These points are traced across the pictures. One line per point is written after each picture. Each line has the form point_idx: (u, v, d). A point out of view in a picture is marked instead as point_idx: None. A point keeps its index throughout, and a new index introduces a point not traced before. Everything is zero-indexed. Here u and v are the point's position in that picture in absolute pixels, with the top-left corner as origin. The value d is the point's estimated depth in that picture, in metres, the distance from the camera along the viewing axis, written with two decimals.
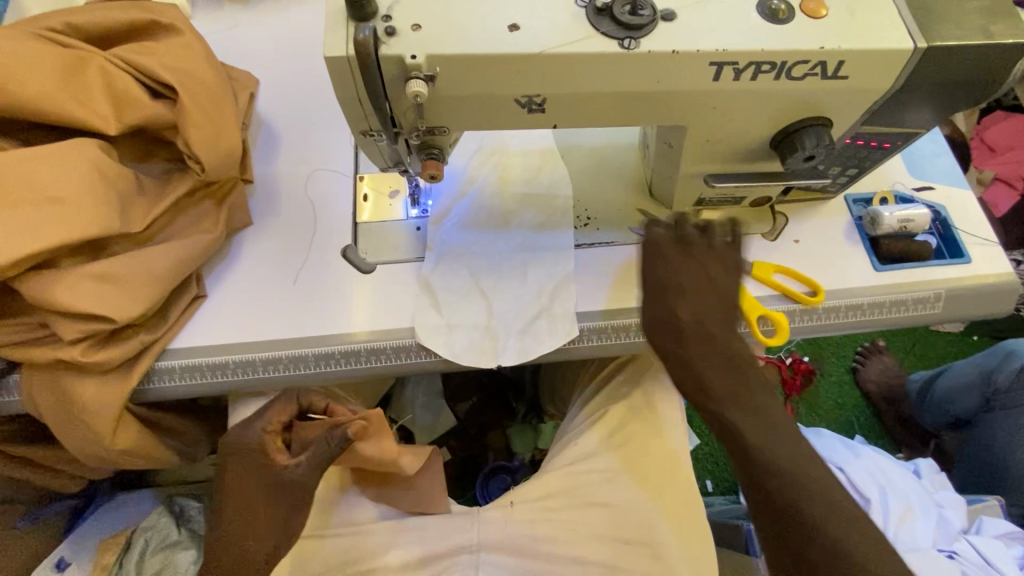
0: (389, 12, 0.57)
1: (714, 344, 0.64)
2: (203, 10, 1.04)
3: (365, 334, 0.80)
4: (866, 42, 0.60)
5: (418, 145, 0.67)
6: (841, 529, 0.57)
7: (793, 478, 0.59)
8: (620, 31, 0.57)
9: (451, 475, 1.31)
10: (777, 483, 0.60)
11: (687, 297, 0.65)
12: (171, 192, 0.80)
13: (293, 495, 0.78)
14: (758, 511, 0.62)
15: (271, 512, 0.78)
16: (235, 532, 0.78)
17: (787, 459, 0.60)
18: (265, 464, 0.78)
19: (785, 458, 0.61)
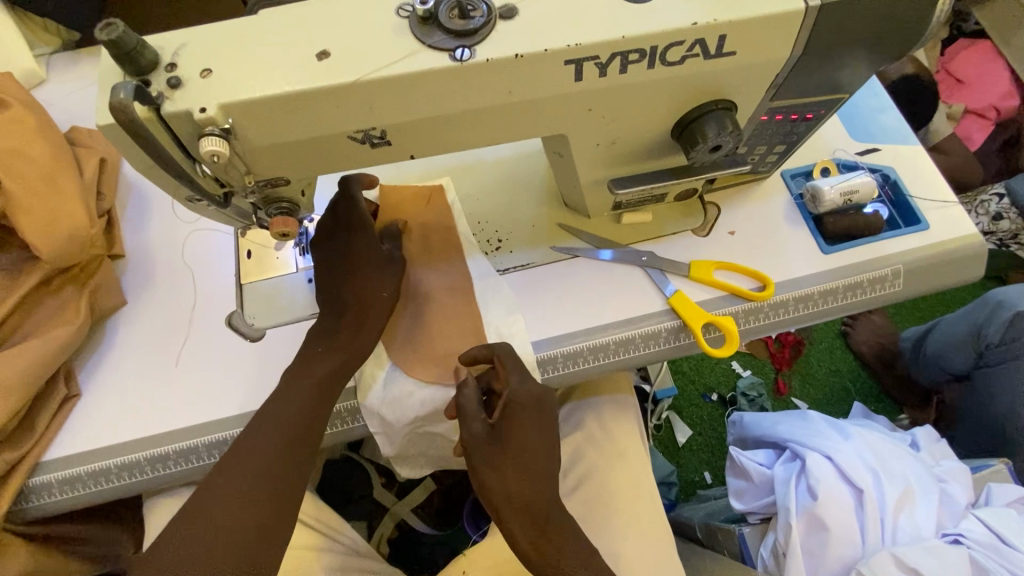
0: (173, 59, 0.48)
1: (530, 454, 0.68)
2: (62, 70, 0.95)
3: None
4: (747, 9, 0.50)
5: (262, 200, 0.58)
6: None
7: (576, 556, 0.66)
8: (452, 40, 0.48)
9: (440, 505, 1.36)
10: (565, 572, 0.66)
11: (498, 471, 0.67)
12: (19, 287, 0.71)
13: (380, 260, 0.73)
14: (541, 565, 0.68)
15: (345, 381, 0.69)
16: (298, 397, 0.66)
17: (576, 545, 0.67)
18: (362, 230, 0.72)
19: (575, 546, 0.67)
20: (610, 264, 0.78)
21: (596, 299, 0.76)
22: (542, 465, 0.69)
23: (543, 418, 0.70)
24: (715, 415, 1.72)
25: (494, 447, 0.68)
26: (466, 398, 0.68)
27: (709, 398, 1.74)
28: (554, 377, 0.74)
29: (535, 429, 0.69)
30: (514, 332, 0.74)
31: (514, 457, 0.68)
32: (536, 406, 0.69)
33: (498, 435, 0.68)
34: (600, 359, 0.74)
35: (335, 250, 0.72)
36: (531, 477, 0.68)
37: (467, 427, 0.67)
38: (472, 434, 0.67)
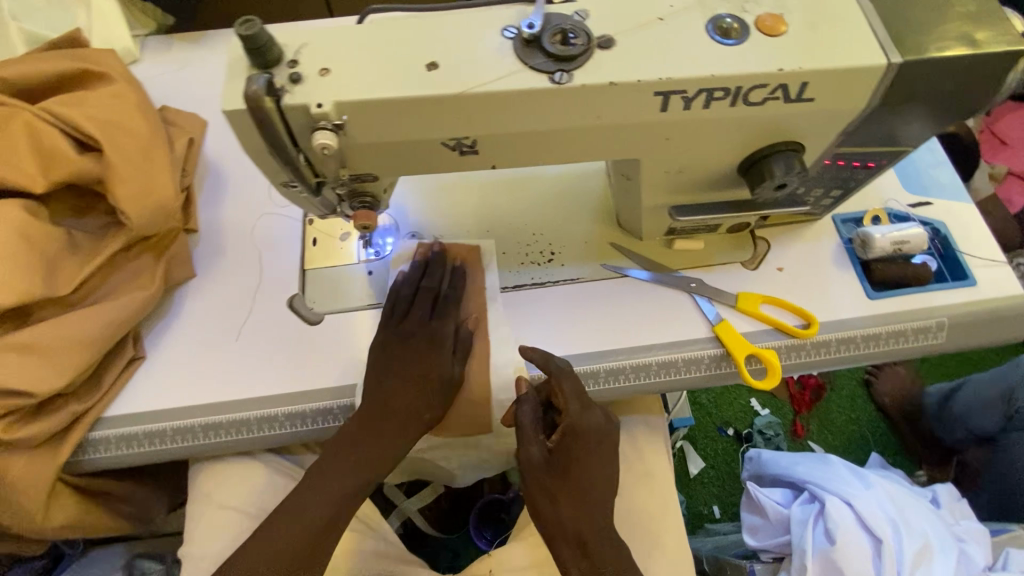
0: (295, 57, 0.52)
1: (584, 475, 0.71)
2: (154, 52, 1.01)
3: (316, 392, 0.75)
4: (830, 60, 0.53)
5: (348, 194, 0.62)
6: None
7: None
8: (551, 63, 0.52)
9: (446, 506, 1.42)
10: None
11: (552, 489, 0.69)
12: (103, 250, 0.75)
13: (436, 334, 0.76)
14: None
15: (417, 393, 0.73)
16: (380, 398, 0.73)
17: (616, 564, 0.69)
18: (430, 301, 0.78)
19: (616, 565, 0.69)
20: (657, 285, 0.80)
21: (643, 319, 0.78)
22: (596, 488, 0.71)
23: (598, 449, 0.73)
24: (729, 451, 1.71)
25: (552, 470, 0.69)
26: (525, 419, 0.69)
27: (725, 432, 1.73)
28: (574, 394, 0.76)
29: (591, 453, 0.72)
30: (559, 343, 0.77)
31: (577, 486, 0.70)
32: (596, 436, 0.72)
33: (563, 461, 0.70)
34: (641, 379, 0.76)
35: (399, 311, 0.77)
36: (589, 508, 0.70)
37: (525, 450, 0.69)
38: (529, 455, 0.69)
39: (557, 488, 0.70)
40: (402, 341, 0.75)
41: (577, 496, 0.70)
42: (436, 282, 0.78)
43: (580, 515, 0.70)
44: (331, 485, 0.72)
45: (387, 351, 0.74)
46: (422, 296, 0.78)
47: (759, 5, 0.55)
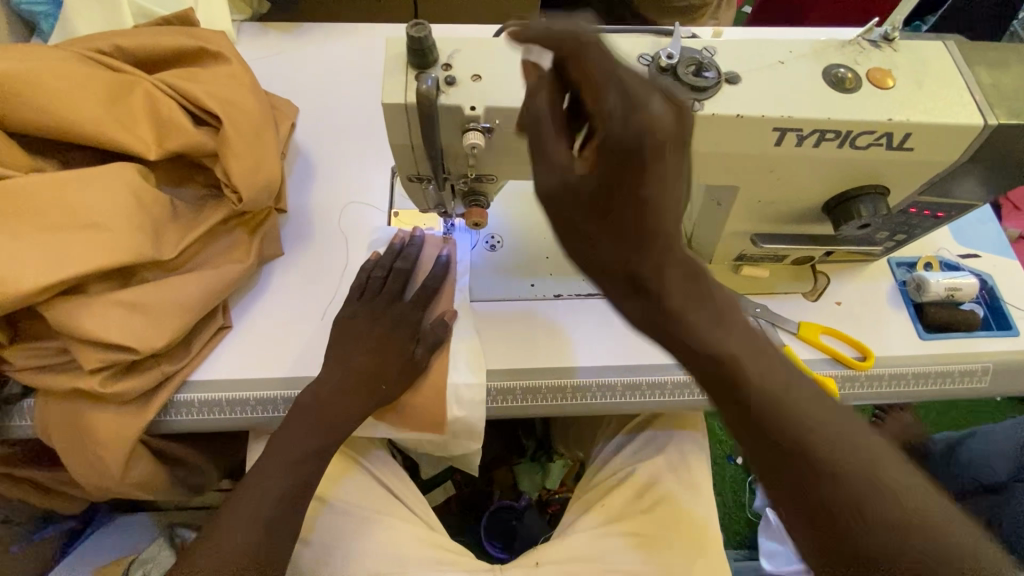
0: (448, 60, 0.56)
1: (656, 169, 0.43)
2: (249, 38, 1.05)
3: None
4: (935, 116, 0.58)
5: (464, 191, 0.66)
6: (838, 485, 0.44)
7: (782, 402, 0.45)
8: (684, 92, 0.56)
9: (455, 509, 1.48)
10: (794, 448, 0.44)
11: (602, 241, 0.46)
12: (205, 220, 0.78)
13: (396, 320, 0.78)
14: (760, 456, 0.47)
15: (388, 356, 0.75)
16: (350, 352, 0.75)
17: (779, 390, 0.45)
18: (393, 285, 0.80)
19: (785, 389, 0.45)
20: None
21: None
22: (675, 196, 0.44)
23: (673, 234, 0.45)
24: (737, 479, 1.74)
25: (599, 193, 0.45)
26: (545, 138, 0.48)
27: (733, 460, 1.77)
28: (622, 402, 0.79)
29: (660, 180, 0.43)
30: (628, 351, 0.81)
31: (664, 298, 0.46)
32: (660, 139, 0.42)
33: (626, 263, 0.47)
34: (704, 394, 0.79)
35: (376, 293, 0.80)
36: (650, 235, 0.44)
37: (540, 171, 0.47)
38: (546, 187, 0.47)
39: (631, 251, 0.46)
40: (366, 320, 0.78)
41: (679, 306, 0.46)
42: (408, 265, 0.82)
43: (662, 249, 0.45)
44: (298, 436, 0.72)
45: (353, 325, 0.77)
46: (394, 276, 0.81)
47: (869, 59, 0.60)
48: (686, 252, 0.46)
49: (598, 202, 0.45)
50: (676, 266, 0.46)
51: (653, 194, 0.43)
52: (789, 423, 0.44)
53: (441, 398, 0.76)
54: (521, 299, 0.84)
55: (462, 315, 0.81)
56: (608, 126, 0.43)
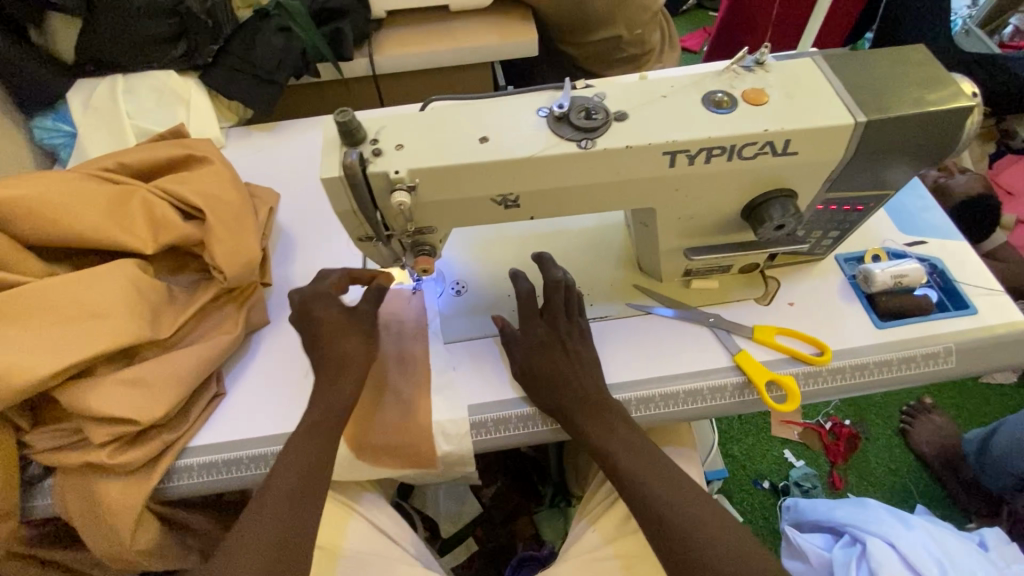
0: (375, 136, 0.66)
1: (575, 381, 0.80)
2: (236, 141, 1.20)
3: None
4: (809, 122, 0.65)
5: (410, 244, 0.74)
6: (681, 514, 0.71)
7: (644, 486, 0.74)
8: (579, 133, 0.65)
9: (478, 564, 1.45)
10: (658, 513, 0.72)
11: (587, 383, 0.80)
12: (197, 300, 0.88)
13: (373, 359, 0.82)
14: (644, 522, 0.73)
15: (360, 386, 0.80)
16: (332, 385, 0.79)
17: (650, 473, 0.75)
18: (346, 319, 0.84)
19: (653, 472, 0.75)
20: (679, 321, 0.89)
21: (666, 352, 0.86)
22: (628, 431, 0.78)
23: (607, 411, 0.79)
24: (767, 504, 1.60)
25: (561, 348, 0.83)
26: (521, 288, 0.86)
27: (760, 484, 1.63)
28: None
29: (585, 358, 0.83)
30: None
31: (550, 381, 0.80)
32: (556, 307, 0.85)
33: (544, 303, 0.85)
34: (670, 406, 0.82)
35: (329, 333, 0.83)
36: (586, 407, 0.79)
37: (530, 327, 0.85)
38: (535, 335, 0.84)
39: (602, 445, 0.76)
40: None
41: (626, 459, 0.76)
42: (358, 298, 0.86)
43: (598, 416, 0.78)
44: (281, 508, 0.72)
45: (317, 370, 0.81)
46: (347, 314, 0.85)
47: (744, 83, 0.68)
48: (600, 401, 0.79)
49: (571, 356, 0.82)
50: (603, 434, 0.77)
51: (585, 353, 0.83)
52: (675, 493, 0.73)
53: (417, 432, 0.81)
54: (488, 335, 0.91)
55: (435, 356, 0.88)
56: (546, 345, 0.83)
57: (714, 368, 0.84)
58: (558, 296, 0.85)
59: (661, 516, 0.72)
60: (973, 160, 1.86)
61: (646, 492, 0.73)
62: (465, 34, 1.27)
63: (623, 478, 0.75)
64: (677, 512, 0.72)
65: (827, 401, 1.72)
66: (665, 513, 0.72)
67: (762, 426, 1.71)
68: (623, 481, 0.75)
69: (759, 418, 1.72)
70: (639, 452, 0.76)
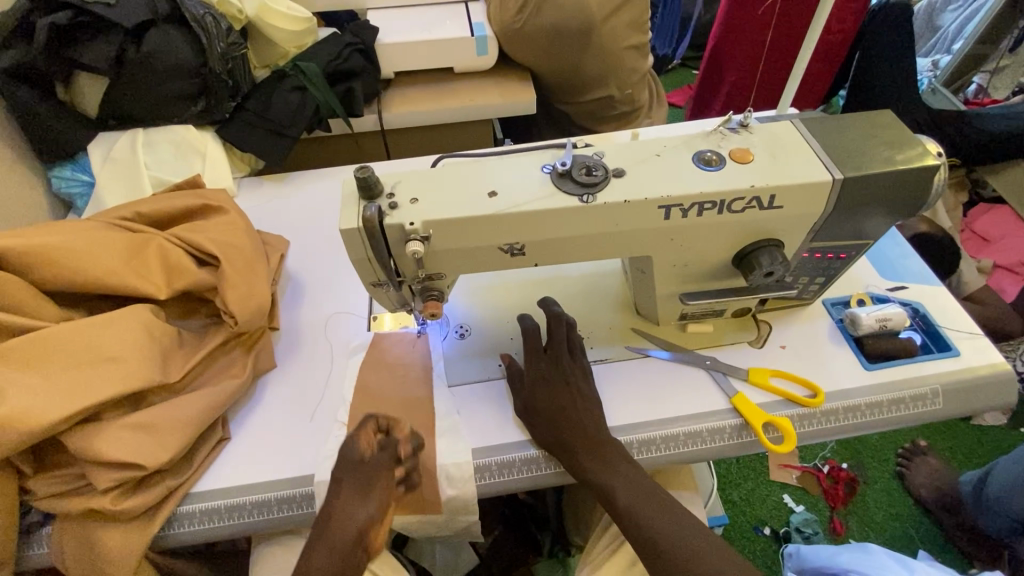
0: (391, 190, 0.70)
1: (574, 415, 0.82)
2: (247, 189, 1.24)
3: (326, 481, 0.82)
4: (791, 179, 0.70)
5: (420, 290, 0.77)
6: (680, 548, 0.72)
7: (643, 520, 0.75)
8: (580, 188, 0.70)
9: None
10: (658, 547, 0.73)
11: (586, 417, 0.82)
12: (206, 345, 0.90)
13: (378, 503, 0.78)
14: (643, 554, 0.74)
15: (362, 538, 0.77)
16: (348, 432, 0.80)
17: (650, 506, 0.76)
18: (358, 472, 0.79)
19: (653, 505, 0.76)
20: (677, 364, 0.92)
21: (664, 394, 0.88)
22: (627, 465, 0.79)
23: (606, 447, 0.80)
24: (769, 552, 1.57)
25: (563, 382, 0.85)
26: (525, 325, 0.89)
27: (761, 531, 1.61)
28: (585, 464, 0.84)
29: (584, 392, 0.85)
30: None
31: (551, 417, 0.82)
32: (558, 344, 0.88)
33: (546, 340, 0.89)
34: (671, 448, 0.84)
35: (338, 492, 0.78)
36: (585, 441, 0.80)
37: (532, 362, 0.88)
38: (536, 371, 0.87)
39: (601, 480, 0.77)
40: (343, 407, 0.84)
41: (626, 493, 0.76)
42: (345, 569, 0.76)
43: (596, 450, 0.80)
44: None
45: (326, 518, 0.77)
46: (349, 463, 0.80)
47: (730, 143, 0.74)
48: (598, 436, 0.81)
49: (571, 391, 0.85)
50: (603, 469, 0.78)
51: (586, 388, 0.86)
52: (676, 527, 0.74)
53: (422, 475, 0.82)
54: (491, 378, 0.93)
55: (439, 400, 0.89)
56: (546, 379, 0.86)
57: (710, 408, 0.86)
58: (560, 332, 0.88)
59: (662, 550, 0.73)
60: (948, 209, 1.96)
61: (646, 527, 0.74)
62: (468, 93, 1.35)
63: (622, 511, 0.76)
64: (680, 547, 0.72)
65: (823, 444, 1.73)
66: (665, 548, 0.73)
67: (760, 469, 1.70)
68: (622, 515, 0.76)
69: (757, 463, 1.72)
70: (638, 487, 0.77)
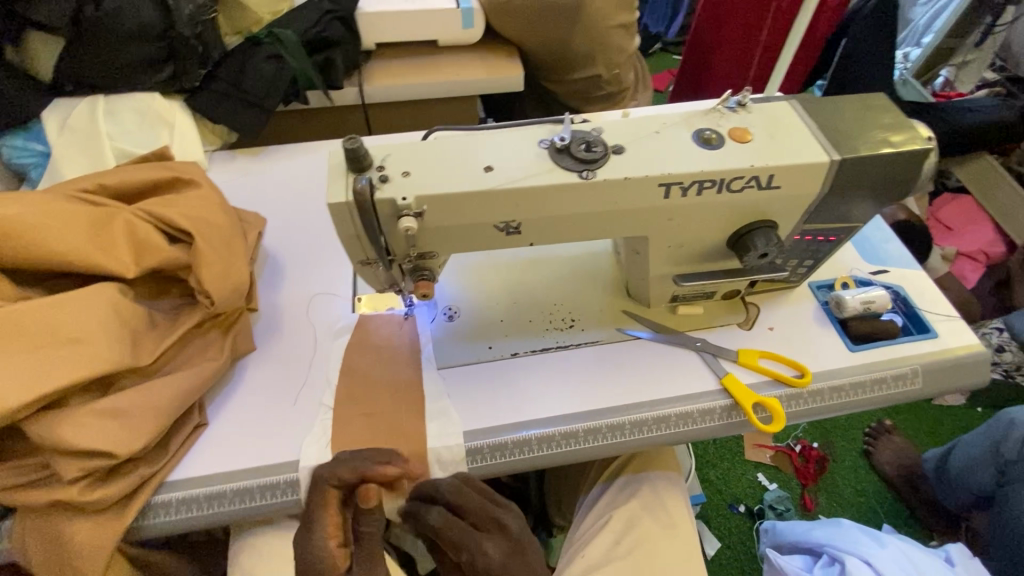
0: (382, 163, 0.67)
1: None
2: (219, 163, 1.18)
3: (311, 467, 0.79)
4: (790, 159, 0.70)
5: (411, 269, 0.74)
6: None
7: None
8: (579, 165, 0.68)
9: None
10: None
11: None
12: (179, 327, 0.85)
13: None
14: None
15: None
16: None
17: None
18: None
19: None
20: (668, 345, 0.92)
21: (654, 376, 0.88)
22: None
23: None
24: (744, 529, 1.62)
25: None
26: None
27: (736, 509, 1.65)
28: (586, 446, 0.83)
29: None
30: (574, 401, 0.86)
31: None
32: None
33: None
34: (663, 428, 0.84)
35: None
36: None
37: None
38: None
39: None
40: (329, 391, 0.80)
41: None
42: None
43: None
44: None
45: None
46: None
47: (729, 122, 0.73)
48: None
49: None
50: None
51: None
52: None
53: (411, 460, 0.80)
54: (481, 361, 0.91)
55: (428, 383, 0.87)
56: None
57: (700, 390, 0.87)
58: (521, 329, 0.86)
59: None
60: (917, 198, 2.02)
61: None
62: (453, 68, 1.31)
63: None
64: None
65: (796, 425, 1.78)
66: None
67: (736, 450, 1.75)
68: None
69: (733, 443, 1.76)
70: None
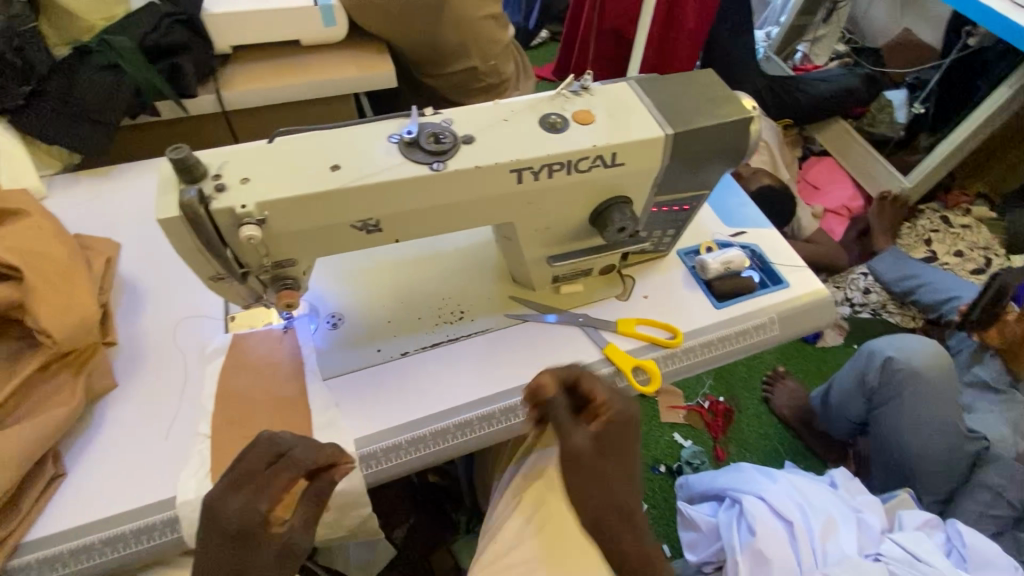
0: (218, 171, 0.63)
1: None
2: (61, 188, 1.07)
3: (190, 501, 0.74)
4: (628, 136, 0.75)
5: (271, 279, 0.72)
6: None
7: None
8: (429, 157, 0.68)
9: None
10: None
11: None
12: (19, 373, 0.77)
13: None
14: None
15: None
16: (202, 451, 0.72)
17: None
18: None
19: None
20: (553, 324, 0.95)
21: (541, 356, 0.91)
22: None
23: None
24: (665, 487, 1.72)
25: None
26: None
27: (657, 469, 1.75)
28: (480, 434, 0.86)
29: None
30: (465, 391, 0.87)
31: None
32: None
33: None
34: None
35: None
36: None
37: None
38: None
39: None
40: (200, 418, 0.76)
41: None
42: None
43: None
44: None
45: None
46: None
47: (573, 106, 0.76)
48: None
49: None
50: None
51: None
52: None
53: None
54: (369, 364, 0.89)
55: (314, 395, 0.85)
56: None
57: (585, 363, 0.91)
58: None
59: None
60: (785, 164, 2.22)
61: None
62: (320, 68, 1.26)
63: None
64: None
65: (703, 383, 1.91)
66: None
67: (652, 414, 1.85)
68: None
69: (649, 408, 1.86)
70: None
